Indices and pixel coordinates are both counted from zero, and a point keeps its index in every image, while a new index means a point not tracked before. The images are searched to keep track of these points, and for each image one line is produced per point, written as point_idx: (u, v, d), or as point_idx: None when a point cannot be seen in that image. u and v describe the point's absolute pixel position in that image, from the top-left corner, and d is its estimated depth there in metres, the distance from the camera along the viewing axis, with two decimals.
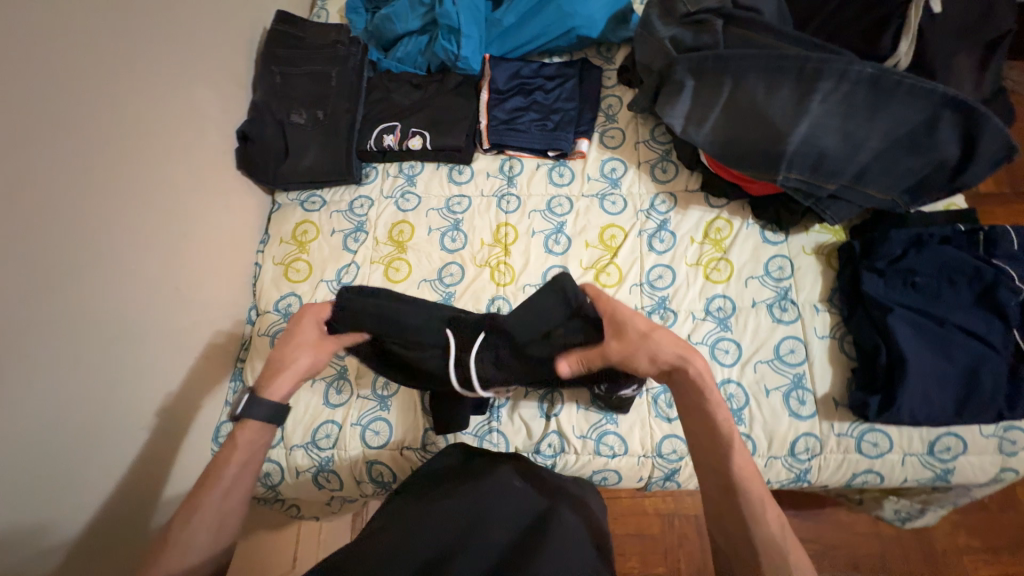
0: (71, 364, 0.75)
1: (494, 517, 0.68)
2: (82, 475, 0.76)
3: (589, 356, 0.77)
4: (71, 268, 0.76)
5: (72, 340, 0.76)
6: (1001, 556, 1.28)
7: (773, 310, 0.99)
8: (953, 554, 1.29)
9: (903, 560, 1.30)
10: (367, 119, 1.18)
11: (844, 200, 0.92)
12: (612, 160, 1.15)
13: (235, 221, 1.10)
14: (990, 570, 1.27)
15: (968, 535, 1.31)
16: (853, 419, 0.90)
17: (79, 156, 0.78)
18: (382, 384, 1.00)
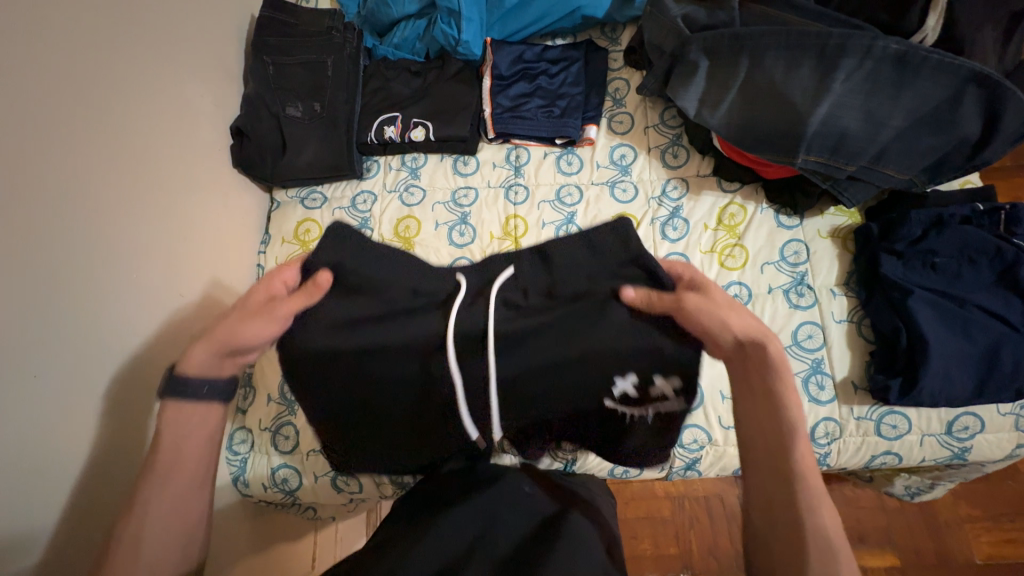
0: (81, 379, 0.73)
1: (510, 521, 0.67)
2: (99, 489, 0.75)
3: (657, 298, 0.65)
4: (78, 279, 0.73)
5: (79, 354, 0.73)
6: (1001, 524, 1.31)
7: (790, 295, 0.98)
8: (956, 524, 1.32)
9: (907, 532, 1.32)
10: (365, 110, 1.14)
11: (862, 180, 0.90)
12: (622, 146, 1.12)
13: (233, 222, 1.06)
14: (991, 538, 1.30)
15: (969, 505, 1.34)
16: (872, 402, 0.90)
17: (72, 159, 0.74)
18: None
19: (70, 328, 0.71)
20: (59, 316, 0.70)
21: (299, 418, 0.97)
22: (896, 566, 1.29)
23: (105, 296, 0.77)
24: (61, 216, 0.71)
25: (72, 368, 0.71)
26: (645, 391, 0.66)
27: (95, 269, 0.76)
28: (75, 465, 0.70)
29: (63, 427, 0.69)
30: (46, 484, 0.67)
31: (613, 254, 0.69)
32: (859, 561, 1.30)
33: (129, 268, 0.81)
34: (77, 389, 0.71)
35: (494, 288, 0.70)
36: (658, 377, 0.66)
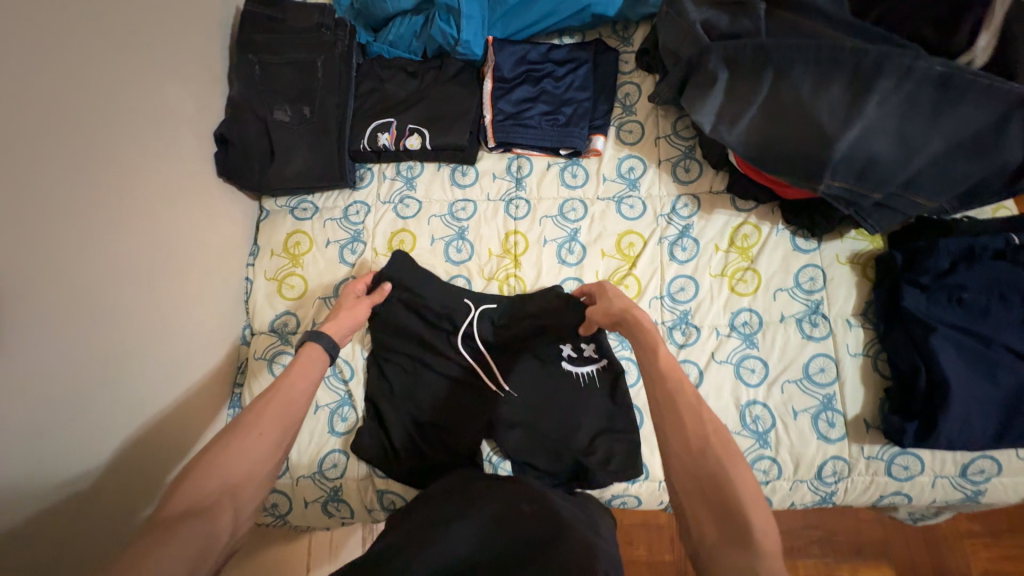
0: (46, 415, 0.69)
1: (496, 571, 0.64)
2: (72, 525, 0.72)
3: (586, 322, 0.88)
4: (41, 314, 0.69)
5: (43, 389, 0.69)
6: (1001, 539, 1.29)
7: (803, 325, 0.93)
8: (953, 537, 1.30)
9: (904, 545, 1.30)
10: (358, 114, 1.07)
11: (889, 208, 0.84)
12: (630, 157, 1.05)
13: (219, 235, 1.01)
14: (990, 553, 1.28)
15: (970, 521, 1.31)
16: (884, 442, 0.86)
17: (31, 179, 0.69)
18: (340, 418, 0.95)
19: (33, 367, 0.68)
20: (19, 357, 0.66)
21: None
22: None
23: (69, 330, 0.73)
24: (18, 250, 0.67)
25: (33, 407, 0.68)
26: (580, 357, 0.93)
27: (60, 301, 0.71)
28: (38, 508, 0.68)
29: (22, 472, 0.66)
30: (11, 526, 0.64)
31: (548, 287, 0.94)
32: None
33: (100, 297, 0.77)
34: (38, 430, 0.68)
35: (474, 323, 0.94)
36: (585, 344, 0.94)
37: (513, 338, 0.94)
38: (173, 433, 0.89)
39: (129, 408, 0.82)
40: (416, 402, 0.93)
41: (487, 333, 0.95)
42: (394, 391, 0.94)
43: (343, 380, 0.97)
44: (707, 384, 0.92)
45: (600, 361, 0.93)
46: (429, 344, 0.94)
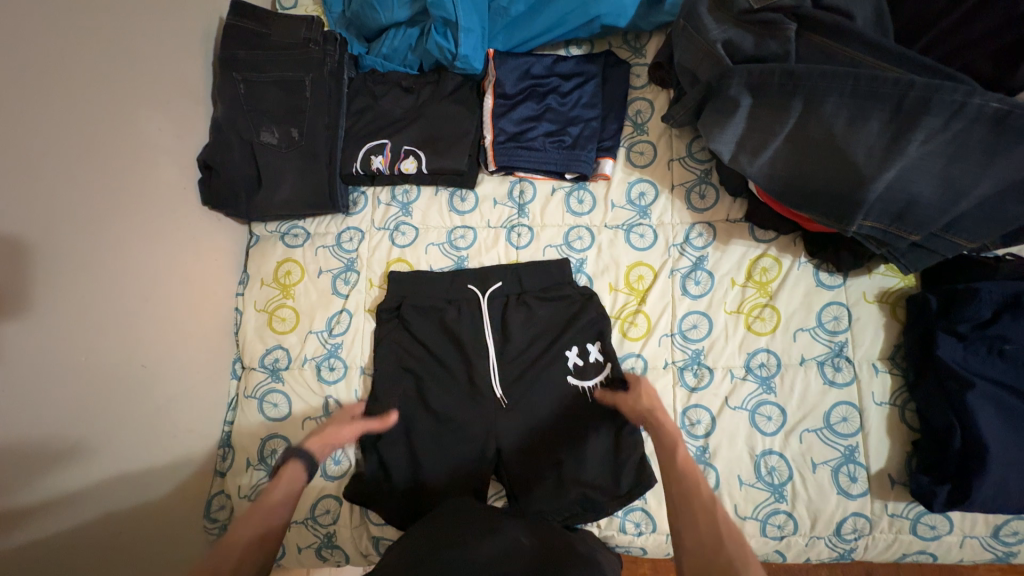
0: (26, 478, 0.66)
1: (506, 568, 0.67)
2: None
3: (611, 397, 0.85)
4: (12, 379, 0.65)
5: (21, 450, 0.66)
6: None
7: (825, 368, 0.87)
8: None
9: None
10: (351, 135, 1.01)
11: (926, 249, 0.77)
12: (641, 181, 0.98)
13: (206, 267, 0.96)
14: None
15: None
16: (910, 499, 0.80)
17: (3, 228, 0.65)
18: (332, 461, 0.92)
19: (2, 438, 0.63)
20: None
21: None
22: None
23: (40, 394, 0.68)
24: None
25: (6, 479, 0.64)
26: (589, 362, 0.89)
27: (28, 364, 0.67)
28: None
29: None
30: None
31: (562, 273, 0.94)
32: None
33: (77, 348, 0.73)
34: (13, 502, 0.65)
35: (485, 299, 0.93)
36: (591, 344, 0.90)
37: (523, 331, 0.92)
38: (162, 489, 0.85)
39: (113, 466, 0.77)
40: (412, 443, 0.89)
41: (496, 311, 0.93)
42: (387, 434, 0.89)
43: None
44: (719, 432, 0.86)
45: (606, 372, 0.88)
46: (433, 383, 0.91)
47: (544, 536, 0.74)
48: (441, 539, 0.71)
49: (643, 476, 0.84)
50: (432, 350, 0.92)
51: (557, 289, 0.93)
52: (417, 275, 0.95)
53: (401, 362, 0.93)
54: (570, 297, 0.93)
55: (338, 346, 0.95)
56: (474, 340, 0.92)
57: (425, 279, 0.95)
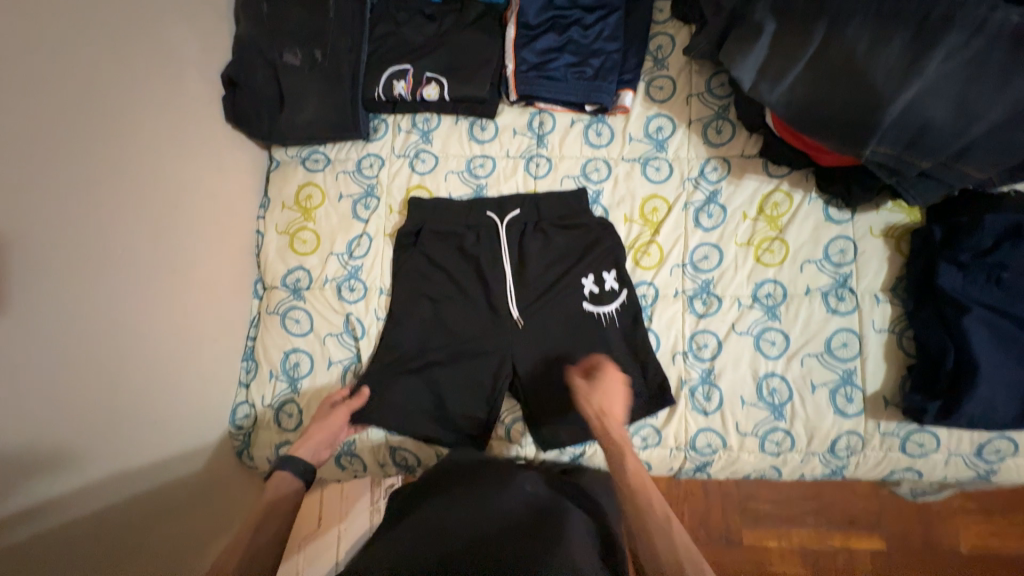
0: (76, 353, 0.70)
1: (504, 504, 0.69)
2: (105, 461, 0.73)
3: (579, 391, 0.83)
4: (51, 258, 0.67)
5: (69, 326, 0.69)
6: (995, 517, 1.23)
7: (828, 298, 0.90)
8: (947, 514, 1.24)
9: (898, 519, 1.24)
10: (372, 60, 1.01)
11: (934, 178, 0.80)
12: (659, 116, 1.00)
13: (228, 185, 0.98)
14: (984, 529, 1.23)
15: (965, 498, 1.25)
16: (901, 418, 0.85)
17: (49, 113, 0.67)
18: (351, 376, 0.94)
19: (41, 312, 0.65)
20: (25, 303, 0.63)
21: (303, 395, 0.93)
22: (882, 550, 1.23)
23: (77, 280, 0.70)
24: (32, 192, 0.65)
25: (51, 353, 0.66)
26: (604, 288, 0.92)
27: (65, 246, 0.69)
28: (61, 462, 0.67)
29: (39, 424, 0.65)
30: (43, 459, 0.65)
31: (580, 202, 0.96)
32: (846, 544, 1.24)
33: (116, 241, 0.76)
34: (67, 373, 0.68)
35: (503, 226, 0.96)
36: (606, 272, 0.93)
37: (541, 258, 0.94)
38: (192, 390, 0.88)
39: (148, 361, 0.80)
40: (429, 360, 0.92)
41: (514, 238, 0.96)
42: (405, 350, 0.92)
43: (354, 339, 0.95)
44: (725, 355, 0.90)
45: (620, 300, 0.92)
46: (451, 302, 0.94)
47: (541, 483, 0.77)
48: (451, 495, 0.72)
49: (662, 396, 0.88)
50: (452, 274, 0.95)
51: (573, 219, 0.95)
52: (435, 201, 0.97)
53: (419, 284, 0.95)
54: (586, 228, 0.95)
55: (358, 268, 0.98)
56: (493, 263, 0.94)
57: (445, 203, 0.97)
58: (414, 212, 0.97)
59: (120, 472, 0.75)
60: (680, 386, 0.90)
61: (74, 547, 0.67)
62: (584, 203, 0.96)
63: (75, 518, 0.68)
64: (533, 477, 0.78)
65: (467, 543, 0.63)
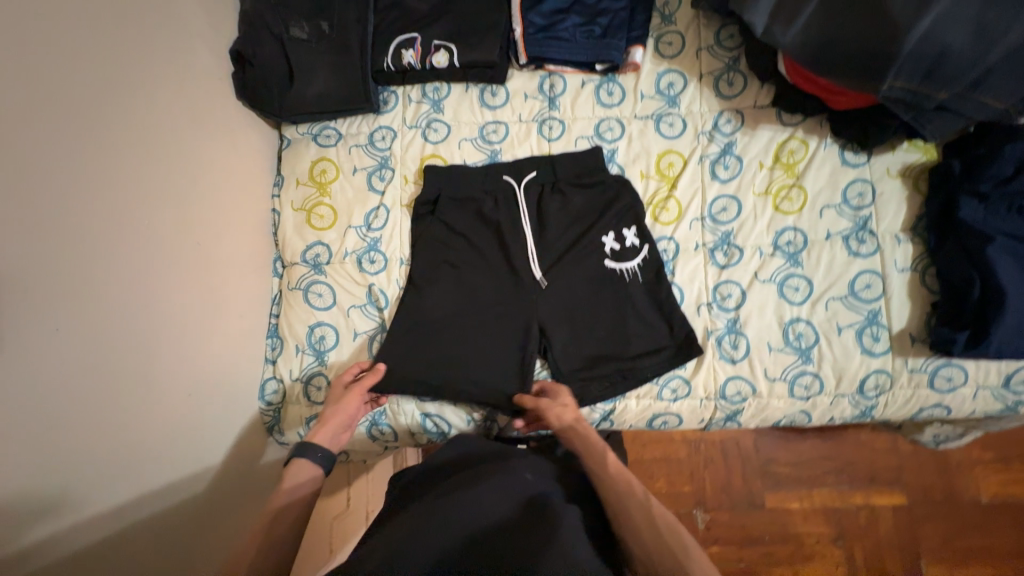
0: (112, 321, 0.69)
1: (496, 493, 0.64)
2: (146, 431, 0.73)
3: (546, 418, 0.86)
4: (85, 220, 0.67)
5: (103, 294, 0.68)
6: (1011, 466, 1.24)
7: (850, 242, 0.90)
8: (965, 466, 1.24)
9: (917, 473, 1.25)
10: (379, 32, 1.02)
11: (952, 111, 0.79)
12: (670, 72, 1.00)
13: (242, 161, 0.98)
14: (1002, 479, 1.23)
15: (981, 449, 1.25)
16: (929, 354, 0.86)
17: (70, 79, 0.67)
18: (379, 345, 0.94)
19: (77, 274, 0.65)
20: (61, 262, 0.63)
21: (331, 367, 0.93)
22: (903, 504, 1.23)
23: (109, 243, 0.70)
24: (63, 153, 0.65)
25: (90, 318, 0.66)
26: (625, 245, 0.92)
27: (97, 210, 0.69)
28: (103, 430, 0.67)
29: (85, 383, 0.65)
30: (87, 426, 0.65)
31: (595, 160, 0.96)
32: (867, 501, 1.24)
33: (139, 213, 0.75)
34: (104, 341, 0.68)
35: (521, 188, 0.95)
36: (627, 228, 0.93)
37: (560, 218, 0.94)
38: (219, 366, 0.87)
39: (178, 334, 0.80)
40: (453, 327, 0.92)
41: (533, 199, 0.96)
42: (428, 317, 0.92)
43: (379, 310, 0.95)
44: (749, 304, 0.91)
45: (643, 255, 0.92)
46: (469, 269, 0.94)
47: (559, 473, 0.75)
48: (478, 471, 0.68)
49: (691, 345, 0.88)
50: (470, 241, 0.95)
51: (590, 177, 0.95)
52: (449, 168, 0.97)
53: (438, 251, 0.95)
54: (603, 186, 0.95)
55: (377, 240, 0.97)
56: (511, 227, 0.94)
57: (460, 169, 0.96)
58: (429, 180, 0.96)
59: (158, 444, 0.75)
60: (708, 337, 0.90)
61: (114, 510, 0.68)
62: (600, 161, 0.95)
63: (116, 489, 0.68)
64: (532, 465, 0.73)
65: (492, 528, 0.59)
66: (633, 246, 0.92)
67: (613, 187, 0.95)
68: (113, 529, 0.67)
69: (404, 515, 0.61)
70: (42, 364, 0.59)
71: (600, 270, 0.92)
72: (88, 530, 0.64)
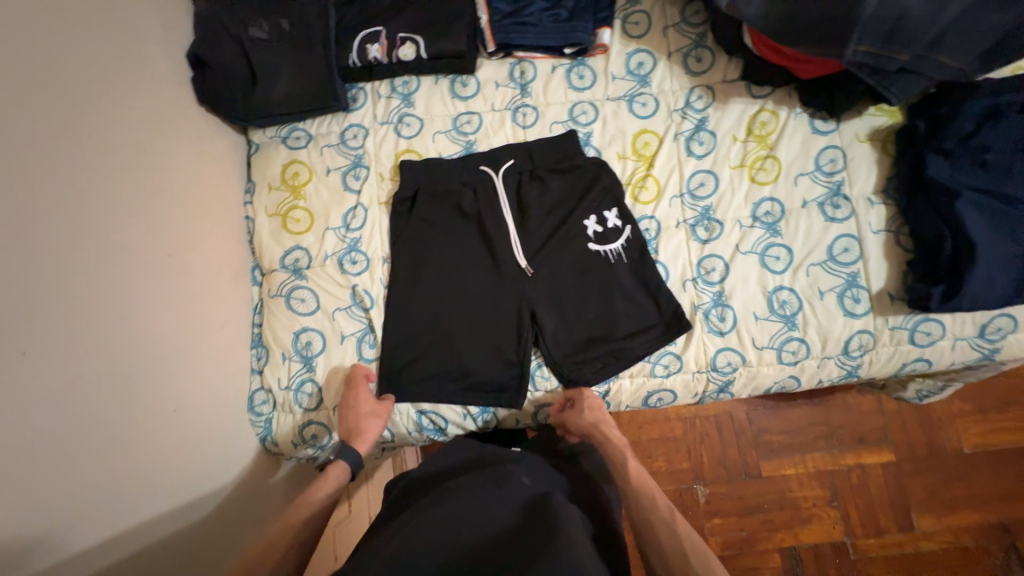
0: (86, 341, 0.66)
1: (495, 499, 0.63)
2: (133, 452, 0.70)
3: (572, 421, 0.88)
4: (48, 232, 0.64)
5: (74, 313, 0.65)
6: (990, 415, 1.28)
7: (825, 208, 0.92)
8: (948, 420, 1.29)
9: (903, 430, 1.29)
10: (342, 27, 1.00)
11: (914, 73, 0.81)
12: (639, 52, 1.00)
13: (209, 168, 0.95)
14: (982, 429, 1.28)
15: (961, 402, 1.30)
16: (907, 311, 0.88)
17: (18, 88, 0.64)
18: (368, 346, 0.92)
19: (45, 289, 0.62)
20: (24, 276, 0.60)
21: (320, 374, 0.91)
22: (892, 462, 1.27)
23: (77, 256, 0.67)
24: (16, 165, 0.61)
25: (60, 339, 0.63)
26: (607, 226, 0.92)
27: (61, 221, 0.66)
28: (86, 455, 0.64)
29: (63, 401, 0.62)
30: (67, 451, 0.62)
31: (572, 145, 0.95)
32: (858, 461, 1.27)
33: (103, 226, 0.71)
34: (79, 362, 0.64)
35: (499, 178, 0.95)
36: (609, 210, 0.93)
37: (542, 204, 0.94)
38: (202, 380, 0.84)
39: (157, 350, 0.77)
40: (442, 322, 0.91)
41: (512, 188, 0.95)
42: (415, 315, 0.91)
43: (364, 310, 0.93)
44: (733, 276, 0.92)
45: (625, 236, 0.92)
46: (453, 264, 0.93)
47: (556, 474, 0.76)
48: (474, 479, 0.67)
49: (679, 321, 0.89)
50: (452, 234, 0.94)
51: (568, 162, 0.95)
52: (425, 162, 0.95)
53: (420, 247, 0.93)
54: (581, 170, 0.95)
55: (357, 240, 0.96)
56: (493, 217, 0.94)
57: (436, 162, 0.95)
58: (406, 175, 0.95)
59: (146, 466, 0.72)
60: (695, 312, 0.91)
61: (105, 530, 0.65)
62: (576, 145, 0.95)
63: (104, 516, 0.65)
64: (528, 468, 0.73)
65: (494, 537, 0.58)
66: (616, 228, 0.92)
67: (591, 171, 0.95)
68: (105, 549, 0.65)
69: (405, 517, 0.61)
70: (14, 382, 0.56)
71: (584, 253, 0.92)
72: (77, 552, 0.61)
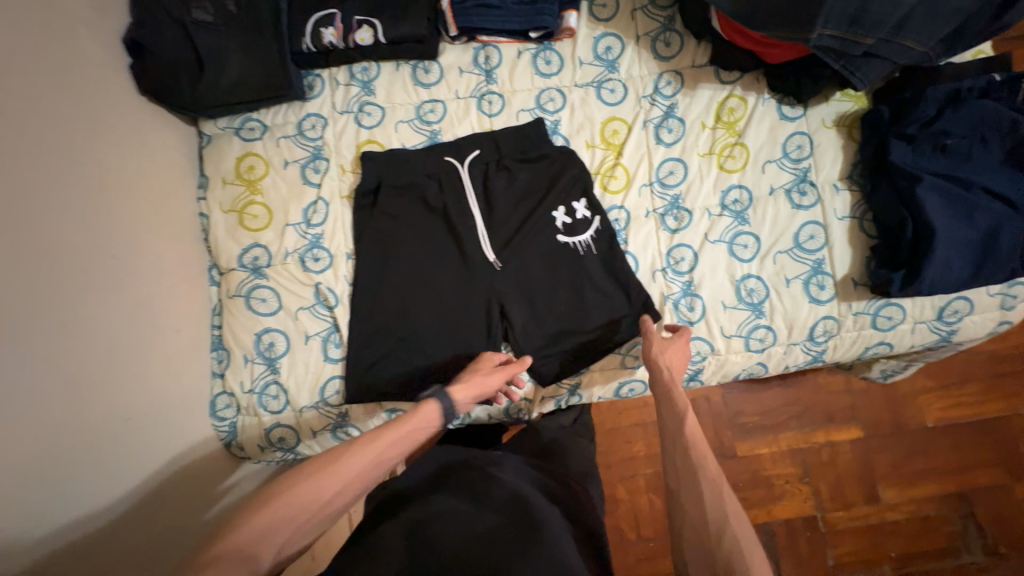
0: (27, 349, 0.62)
1: (475, 502, 0.63)
2: (86, 464, 0.67)
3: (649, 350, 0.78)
4: None
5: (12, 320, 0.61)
6: (952, 389, 1.33)
7: (792, 195, 0.92)
8: (912, 396, 1.33)
9: (870, 407, 1.33)
10: (293, 10, 0.94)
11: (878, 57, 0.81)
12: (606, 36, 0.97)
13: (156, 162, 0.89)
14: (944, 403, 1.33)
15: (925, 377, 1.34)
16: (870, 296, 0.90)
17: None
18: (333, 345, 0.89)
19: None
20: None
21: (284, 375, 0.88)
22: (859, 438, 1.31)
23: (12, 259, 0.62)
24: None
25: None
26: (576, 218, 0.91)
27: None
28: (36, 470, 0.60)
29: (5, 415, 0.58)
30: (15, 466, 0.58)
31: (539, 134, 0.93)
32: (828, 440, 1.31)
33: (39, 228, 0.67)
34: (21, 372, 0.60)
35: (464, 169, 0.92)
36: (578, 202, 0.91)
37: (510, 196, 0.92)
38: (159, 386, 0.81)
39: (107, 357, 0.73)
40: (409, 319, 0.88)
41: (479, 179, 0.93)
42: (381, 312, 0.89)
43: (329, 308, 0.90)
44: (702, 265, 0.92)
45: (595, 227, 0.91)
46: (420, 258, 0.90)
47: (534, 471, 0.75)
48: (454, 483, 0.66)
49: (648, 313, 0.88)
50: (417, 227, 0.91)
51: (535, 152, 0.92)
52: (387, 153, 0.91)
53: (385, 242, 0.90)
54: (549, 160, 0.93)
55: (319, 236, 0.92)
56: (461, 209, 0.91)
57: (399, 152, 0.91)
58: (368, 167, 0.91)
59: (101, 477, 0.69)
60: (665, 302, 0.91)
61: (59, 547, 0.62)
62: (542, 135, 0.92)
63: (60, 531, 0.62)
64: (506, 466, 0.72)
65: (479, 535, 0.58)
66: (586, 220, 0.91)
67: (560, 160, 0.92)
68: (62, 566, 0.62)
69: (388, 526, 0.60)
70: None
71: (553, 245, 0.90)
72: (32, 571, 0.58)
